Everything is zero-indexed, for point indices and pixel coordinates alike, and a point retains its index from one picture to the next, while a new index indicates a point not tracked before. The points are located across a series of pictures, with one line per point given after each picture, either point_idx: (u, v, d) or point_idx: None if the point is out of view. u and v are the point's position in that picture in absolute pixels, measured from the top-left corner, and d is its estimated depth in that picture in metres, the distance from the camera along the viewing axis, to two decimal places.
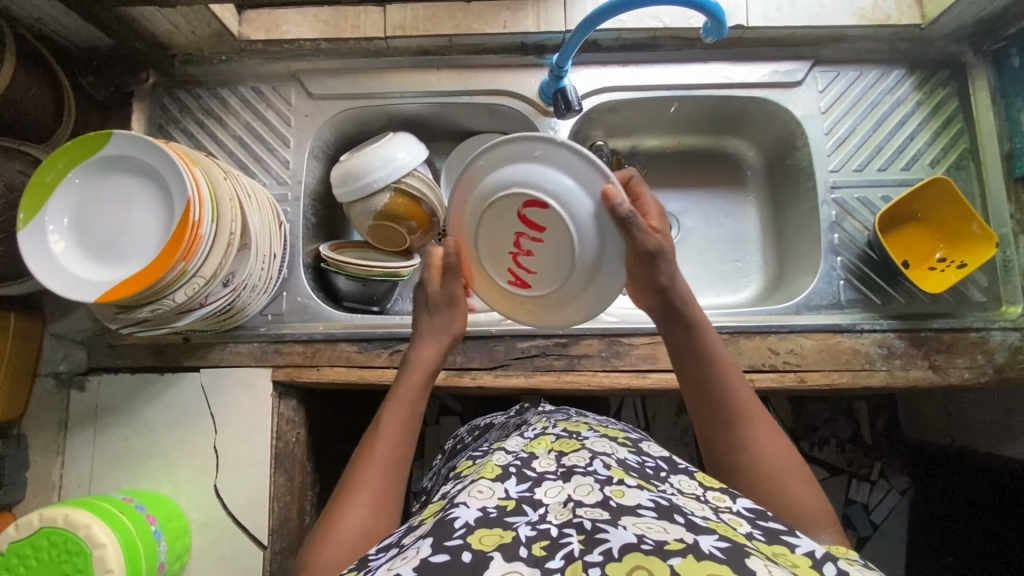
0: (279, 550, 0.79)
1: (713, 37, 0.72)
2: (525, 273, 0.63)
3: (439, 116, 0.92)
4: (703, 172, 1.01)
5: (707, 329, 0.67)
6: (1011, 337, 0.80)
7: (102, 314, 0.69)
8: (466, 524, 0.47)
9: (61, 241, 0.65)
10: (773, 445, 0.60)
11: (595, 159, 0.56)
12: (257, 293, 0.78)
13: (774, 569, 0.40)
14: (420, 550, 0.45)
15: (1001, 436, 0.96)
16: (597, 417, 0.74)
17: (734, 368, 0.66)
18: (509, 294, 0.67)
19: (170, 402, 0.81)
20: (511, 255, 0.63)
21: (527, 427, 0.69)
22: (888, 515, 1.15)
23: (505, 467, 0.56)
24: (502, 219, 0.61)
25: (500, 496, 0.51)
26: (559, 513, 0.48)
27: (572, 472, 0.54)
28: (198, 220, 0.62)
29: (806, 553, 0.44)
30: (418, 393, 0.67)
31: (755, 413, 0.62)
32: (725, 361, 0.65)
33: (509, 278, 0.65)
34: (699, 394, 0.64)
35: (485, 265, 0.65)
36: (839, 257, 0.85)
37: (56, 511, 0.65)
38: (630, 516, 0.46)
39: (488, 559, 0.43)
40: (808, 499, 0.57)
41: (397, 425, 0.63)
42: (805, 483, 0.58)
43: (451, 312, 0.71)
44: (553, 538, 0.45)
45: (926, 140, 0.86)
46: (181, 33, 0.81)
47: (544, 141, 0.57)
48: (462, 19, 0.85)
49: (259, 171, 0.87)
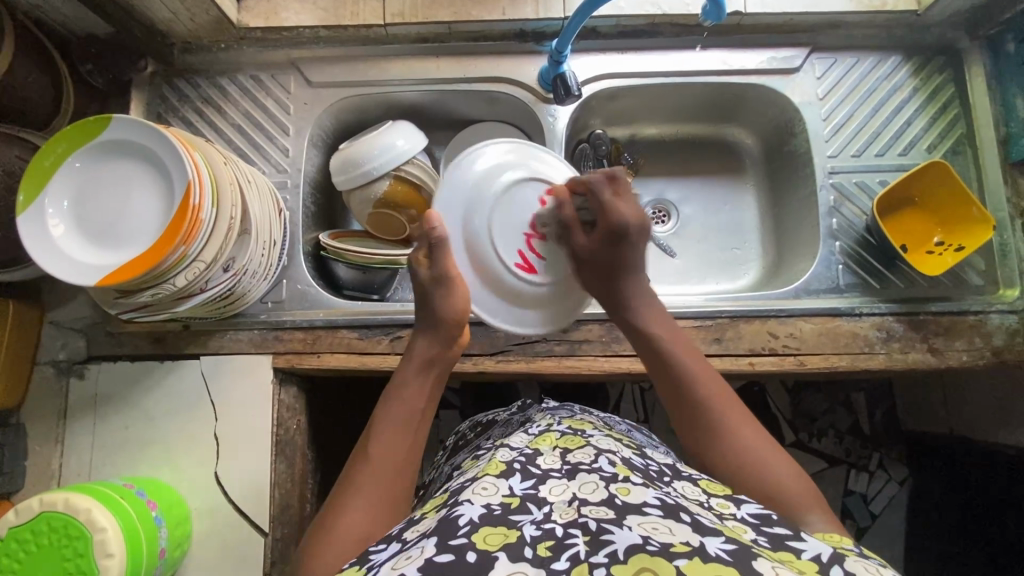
0: (280, 537, 0.79)
1: (713, 20, 0.72)
2: (534, 257, 0.71)
3: (439, 103, 0.93)
4: (702, 160, 1.01)
5: (662, 322, 0.71)
6: (1009, 320, 0.81)
7: (102, 299, 0.69)
8: (470, 521, 0.47)
9: (60, 225, 0.65)
10: (747, 429, 0.62)
11: (553, 168, 0.74)
12: (257, 280, 0.78)
13: (783, 571, 0.40)
14: (424, 549, 0.45)
15: (997, 424, 0.96)
16: (601, 415, 0.75)
17: (704, 368, 0.67)
18: (506, 281, 0.70)
19: (171, 389, 0.81)
20: (523, 236, 0.70)
21: (532, 423, 0.69)
22: (887, 504, 1.15)
23: (509, 464, 0.56)
24: (522, 201, 0.70)
25: (504, 493, 0.51)
26: (564, 512, 0.48)
27: (577, 469, 0.54)
28: (199, 205, 0.62)
29: (813, 558, 0.44)
30: (418, 389, 0.68)
31: (734, 410, 0.63)
32: (684, 350, 0.68)
33: (518, 259, 0.70)
34: (662, 384, 0.68)
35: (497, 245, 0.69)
36: (838, 242, 0.85)
37: (56, 495, 0.65)
38: (635, 516, 0.46)
39: (493, 559, 0.43)
40: (791, 478, 0.58)
41: (392, 427, 0.64)
42: (795, 476, 0.59)
43: (445, 292, 0.69)
44: (558, 538, 0.45)
45: (923, 126, 0.87)
46: (180, 21, 0.81)
47: (538, 156, 0.73)
48: (461, 6, 0.85)
49: (258, 158, 0.87)
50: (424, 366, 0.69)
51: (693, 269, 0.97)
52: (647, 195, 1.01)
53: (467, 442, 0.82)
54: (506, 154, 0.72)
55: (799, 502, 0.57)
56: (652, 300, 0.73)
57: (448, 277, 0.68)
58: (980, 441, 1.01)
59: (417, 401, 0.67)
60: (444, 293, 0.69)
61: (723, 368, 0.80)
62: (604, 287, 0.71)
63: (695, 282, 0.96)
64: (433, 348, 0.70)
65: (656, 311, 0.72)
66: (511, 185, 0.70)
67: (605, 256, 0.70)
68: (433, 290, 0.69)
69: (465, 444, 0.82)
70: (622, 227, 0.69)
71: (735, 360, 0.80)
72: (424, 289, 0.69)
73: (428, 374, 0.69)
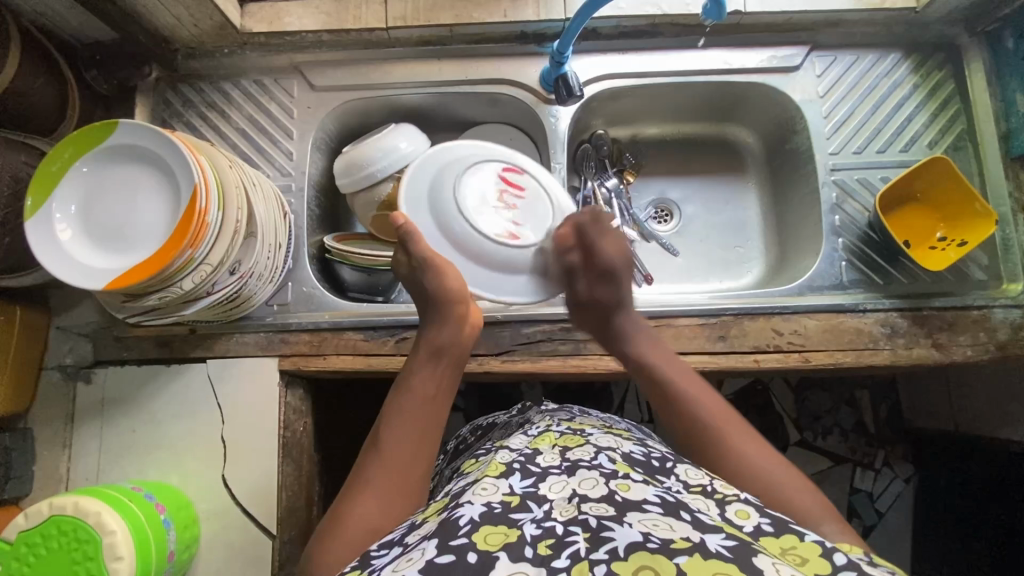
0: (288, 539, 0.79)
1: (713, 19, 0.72)
2: (516, 227, 0.67)
3: (441, 106, 0.93)
4: (704, 158, 1.02)
5: (656, 348, 0.71)
6: (1013, 315, 0.81)
7: (109, 302, 0.69)
8: (471, 520, 0.47)
9: (68, 230, 0.65)
10: (751, 444, 0.62)
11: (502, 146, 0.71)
12: (263, 283, 0.78)
13: (782, 568, 0.40)
14: (425, 550, 0.45)
15: (1001, 420, 0.96)
16: (601, 416, 0.74)
17: (705, 394, 0.66)
18: (491, 255, 0.66)
19: (178, 392, 0.82)
20: (497, 211, 0.67)
21: (531, 426, 0.69)
22: (894, 502, 1.15)
23: (509, 464, 0.56)
24: (485, 176, 0.67)
25: (504, 492, 0.51)
26: (564, 510, 0.48)
27: (576, 467, 0.54)
28: (206, 207, 0.63)
29: (815, 540, 0.46)
30: (427, 377, 0.67)
31: (738, 430, 0.63)
32: (685, 381, 0.67)
33: (499, 233, 0.66)
34: (665, 413, 0.66)
35: (472, 224, 0.65)
36: (840, 239, 0.85)
37: (66, 499, 0.65)
38: (636, 513, 0.46)
39: (494, 559, 0.43)
40: (799, 490, 0.58)
41: (403, 415, 0.64)
42: (803, 487, 0.59)
43: (428, 272, 0.66)
44: (558, 536, 0.45)
45: (923, 122, 0.87)
46: (184, 27, 0.82)
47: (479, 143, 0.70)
48: (463, 8, 0.86)
49: (262, 163, 0.87)
50: (434, 356, 0.68)
51: (696, 268, 0.97)
52: (648, 195, 1.01)
53: (468, 446, 0.81)
54: (452, 150, 0.70)
55: (804, 514, 0.57)
56: (643, 327, 0.73)
57: (426, 259, 0.66)
58: (984, 438, 1.01)
59: (427, 388, 0.66)
60: (427, 275, 0.67)
61: (728, 366, 0.80)
62: (603, 324, 0.72)
63: (698, 281, 0.96)
64: (439, 334, 0.69)
65: (650, 340, 0.72)
66: (471, 171, 0.67)
67: (602, 298, 0.71)
68: (419, 281, 0.68)
69: (465, 449, 0.82)
70: (613, 265, 0.69)
71: (739, 357, 0.80)
72: (414, 280, 0.69)
73: (439, 362, 0.68)
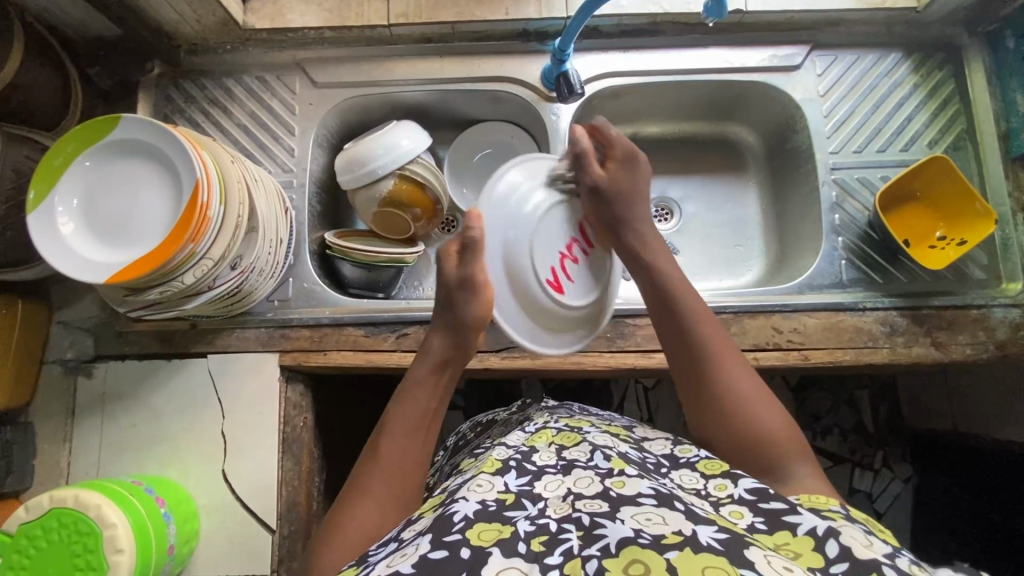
0: (287, 534, 0.79)
1: (714, 17, 0.72)
2: (565, 277, 0.67)
3: (443, 103, 0.94)
4: (704, 157, 1.02)
5: (666, 260, 0.71)
6: (1012, 314, 0.81)
7: (111, 297, 0.69)
8: (465, 517, 0.47)
9: (70, 223, 0.65)
10: (739, 370, 0.64)
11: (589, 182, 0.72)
12: (264, 278, 0.78)
13: (773, 561, 0.41)
14: (419, 546, 0.46)
15: (1000, 421, 0.96)
16: (599, 415, 0.74)
17: (706, 315, 0.67)
18: (531, 292, 0.66)
19: (178, 387, 0.82)
20: (560, 255, 0.67)
21: (529, 423, 0.69)
22: (893, 503, 1.15)
23: (505, 461, 0.56)
24: (561, 221, 0.68)
25: (499, 490, 0.51)
26: (558, 508, 0.48)
27: (572, 466, 0.54)
28: (207, 203, 0.63)
29: (808, 533, 0.45)
30: (428, 390, 0.67)
31: (729, 355, 0.65)
32: (688, 296, 0.68)
33: (549, 277, 0.66)
34: (664, 325, 0.68)
35: (530, 260, 0.65)
36: (840, 237, 0.85)
37: (66, 492, 0.65)
38: (630, 507, 0.46)
39: (487, 554, 0.43)
40: (778, 424, 0.61)
41: (403, 426, 0.64)
42: (783, 422, 0.61)
43: (469, 296, 0.67)
44: (552, 533, 0.45)
45: (923, 121, 0.88)
46: (187, 23, 0.82)
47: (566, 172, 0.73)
48: (465, 6, 0.86)
49: (264, 158, 0.87)
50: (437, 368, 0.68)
51: (696, 266, 0.97)
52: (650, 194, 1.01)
53: (468, 442, 0.82)
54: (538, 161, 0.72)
55: (785, 448, 0.59)
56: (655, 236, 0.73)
57: (470, 280, 0.66)
58: (983, 438, 1.02)
59: (428, 401, 0.66)
60: (468, 297, 0.67)
61: None
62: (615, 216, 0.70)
63: (698, 279, 0.96)
64: (444, 349, 0.69)
65: (660, 250, 0.72)
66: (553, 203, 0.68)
67: (616, 186, 0.71)
68: (454, 294, 0.67)
69: (464, 444, 0.82)
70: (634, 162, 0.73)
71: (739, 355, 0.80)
72: (450, 291, 0.68)
73: (440, 376, 0.68)
